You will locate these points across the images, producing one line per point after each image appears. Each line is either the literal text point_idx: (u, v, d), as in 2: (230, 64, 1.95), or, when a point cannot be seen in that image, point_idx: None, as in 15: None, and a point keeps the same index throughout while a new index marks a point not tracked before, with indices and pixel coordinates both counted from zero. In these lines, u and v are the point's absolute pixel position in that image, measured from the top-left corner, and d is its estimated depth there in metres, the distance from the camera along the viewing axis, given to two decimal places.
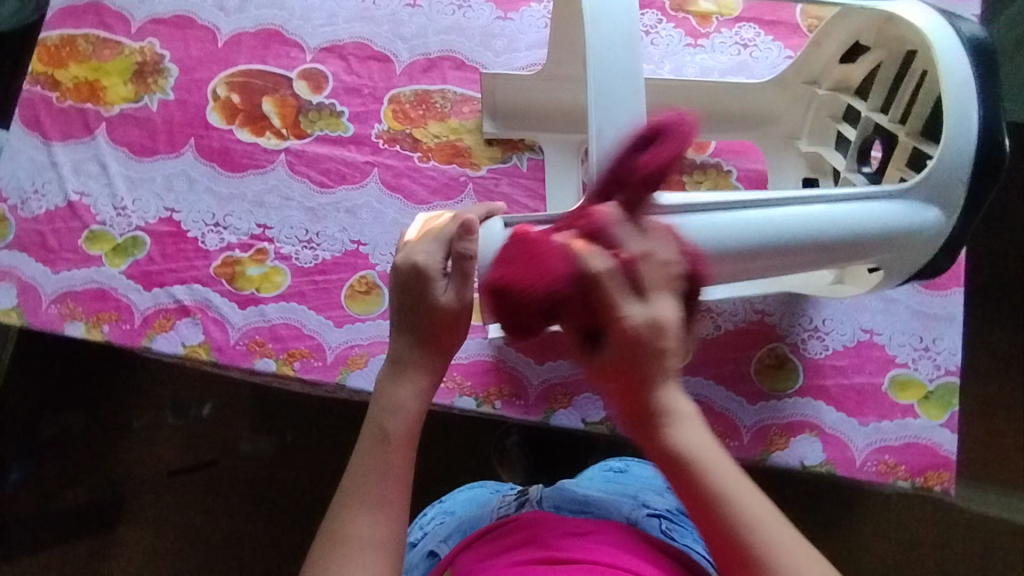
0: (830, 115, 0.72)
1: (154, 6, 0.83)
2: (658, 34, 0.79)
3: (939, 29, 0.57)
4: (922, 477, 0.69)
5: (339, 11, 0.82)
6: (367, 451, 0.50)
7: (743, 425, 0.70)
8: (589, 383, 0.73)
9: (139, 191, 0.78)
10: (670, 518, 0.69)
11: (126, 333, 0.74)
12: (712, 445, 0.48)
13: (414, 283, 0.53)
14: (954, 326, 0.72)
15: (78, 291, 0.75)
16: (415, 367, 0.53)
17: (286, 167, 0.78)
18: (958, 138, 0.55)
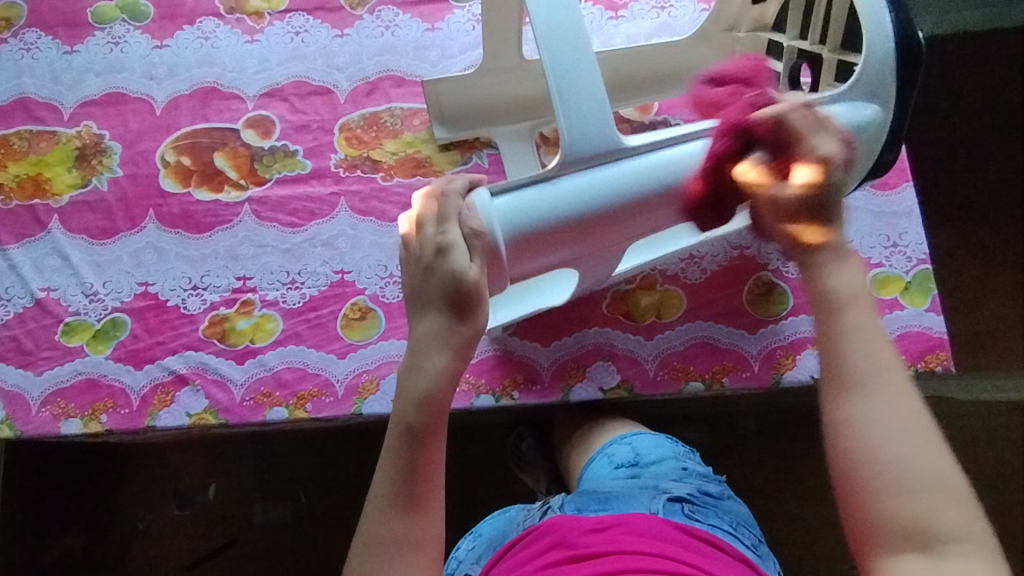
0: (755, 55, 0.76)
1: (82, 90, 0.82)
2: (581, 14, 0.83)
3: None
4: (923, 362, 0.73)
5: (271, 56, 0.83)
6: (394, 450, 0.52)
7: (750, 355, 0.73)
8: (597, 351, 0.74)
9: (108, 273, 0.76)
10: (692, 502, 0.70)
11: (126, 417, 0.72)
12: (863, 292, 0.53)
13: (431, 263, 0.53)
14: (914, 218, 0.77)
15: (67, 387, 0.73)
16: (438, 350, 0.53)
17: (253, 216, 0.78)
18: (878, 42, 0.58)
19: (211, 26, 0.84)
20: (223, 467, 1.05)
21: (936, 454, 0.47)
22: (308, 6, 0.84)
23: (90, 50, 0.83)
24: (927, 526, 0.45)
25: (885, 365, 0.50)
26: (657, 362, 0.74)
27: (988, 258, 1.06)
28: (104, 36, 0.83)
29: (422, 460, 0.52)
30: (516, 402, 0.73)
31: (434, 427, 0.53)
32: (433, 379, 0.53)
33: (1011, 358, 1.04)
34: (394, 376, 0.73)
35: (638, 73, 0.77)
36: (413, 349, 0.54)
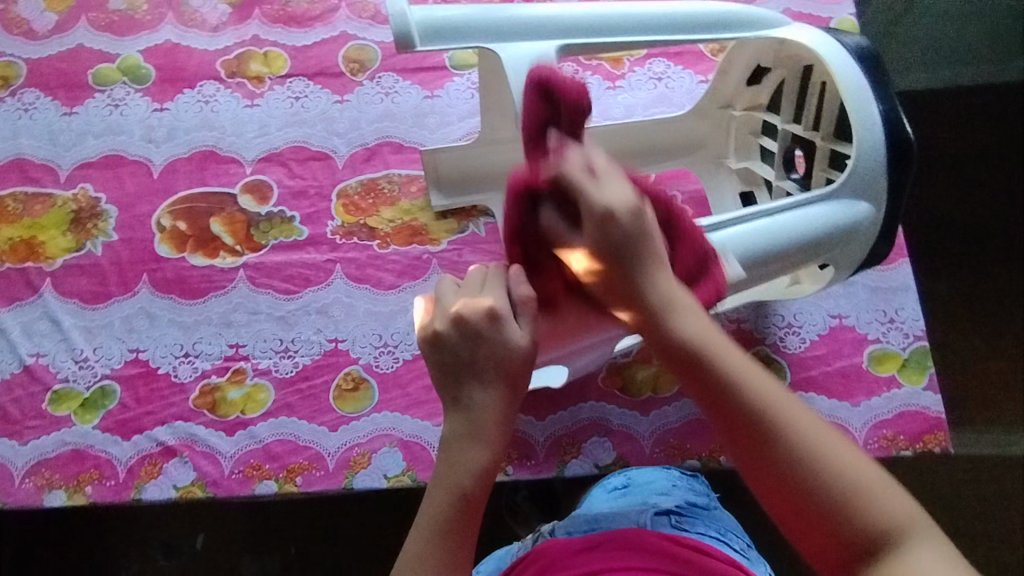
0: (750, 132, 0.76)
1: (80, 151, 0.82)
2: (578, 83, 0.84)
3: (829, 47, 0.62)
4: (922, 442, 0.72)
5: (270, 121, 0.83)
6: (435, 522, 0.48)
7: None
8: (593, 426, 0.74)
9: (99, 338, 0.76)
10: (679, 511, 0.63)
11: (112, 489, 0.71)
12: (719, 336, 0.48)
13: (484, 331, 0.51)
14: (910, 294, 0.77)
15: (53, 457, 0.72)
16: (495, 420, 0.51)
17: (247, 282, 0.77)
18: (871, 139, 0.60)
19: (212, 89, 0.84)
20: (209, 524, 1.02)
21: (864, 466, 0.43)
22: (308, 71, 0.85)
23: (90, 112, 0.83)
24: (868, 504, 0.42)
25: (757, 375, 0.46)
26: (652, 441, 0.74)
27: (997, 315, 1.00)
28: (105, 98, 0.84)
29: (468, 526, 0.49)
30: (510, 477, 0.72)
31: (482, 496, 0.50)
32: (488, 445, 0.50)
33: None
34: (386, 450, 0.72)
35: (635, 145, 0.78)
36: (465, 419, 0.51)
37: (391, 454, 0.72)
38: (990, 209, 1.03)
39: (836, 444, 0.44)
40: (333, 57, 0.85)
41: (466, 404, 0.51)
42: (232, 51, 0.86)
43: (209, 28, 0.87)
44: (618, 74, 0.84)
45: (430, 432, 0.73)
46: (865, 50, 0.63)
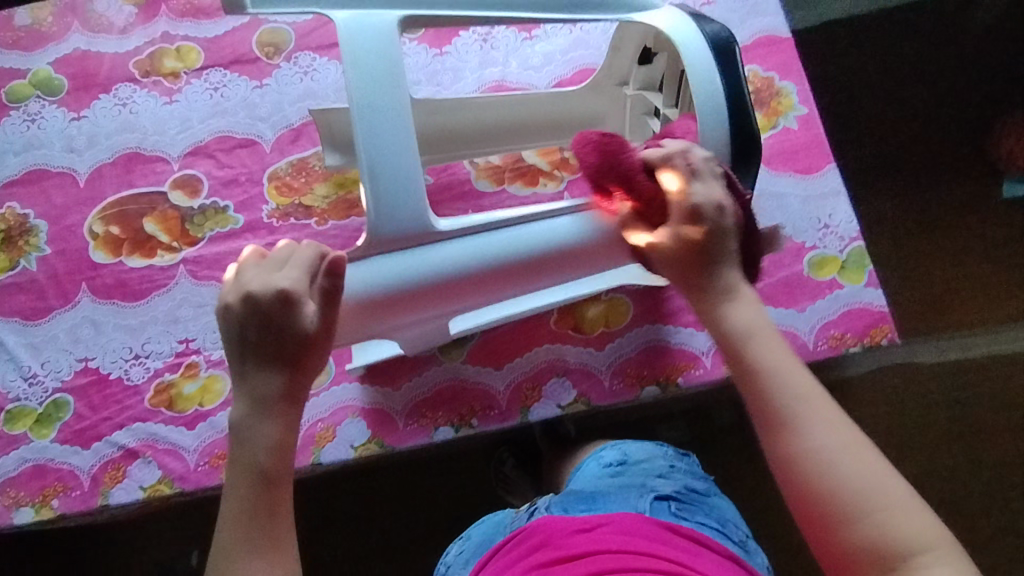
0: (644, 112, 0.94)
1: (10, 166, 0.92)
2: (441, 70, 1.04)
3: (685, 34, 0.78)
4: (868, 336, 0.91)
5: (190, 115, 0.94)
6: (245, 491, 0.64)
7: (701, 353, 0.94)
8: (558, 369, 0.95)
9: (44, 353, 0.86)
10: (679, 501, 0.80)
11: (76, 499, 0.82)
12: (809, 385, 0.66)
13: (273, 310, 0.64)
14: (841, 198, 0.97)
15: (15, 476, 0.83)
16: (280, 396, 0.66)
17: (190, 278, 0.89)
18: (711, 125, 0.76)
19: (127, 91, 0.95)
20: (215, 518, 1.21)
21: (893, 491, 0.61)
22: (223, 62, 0.95)
23: (8, 128, 0.93)
24: (864, 507, 0.61)
25: (813, 393, 0.66)
26: (559, 393, 0.94)
27: (957, 220, 1.31)
28: (21, 113, 0.94)
29: (265, 500, 0.65)
30: (453, 430, 0.90)
31: (282, 471, 0.66)
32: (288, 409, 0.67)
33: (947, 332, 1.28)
34: None
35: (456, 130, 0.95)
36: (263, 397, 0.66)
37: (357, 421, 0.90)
38: (899, 135, 1.33)
39: (888, 483, 0.61)
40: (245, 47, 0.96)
41: (257, 380, 0.66)
42: (135, 53, 0.96)
43: (119, 31, 0.97)
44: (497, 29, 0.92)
45: (386, 399, 0.92)
46: (725, 40, 0.79)
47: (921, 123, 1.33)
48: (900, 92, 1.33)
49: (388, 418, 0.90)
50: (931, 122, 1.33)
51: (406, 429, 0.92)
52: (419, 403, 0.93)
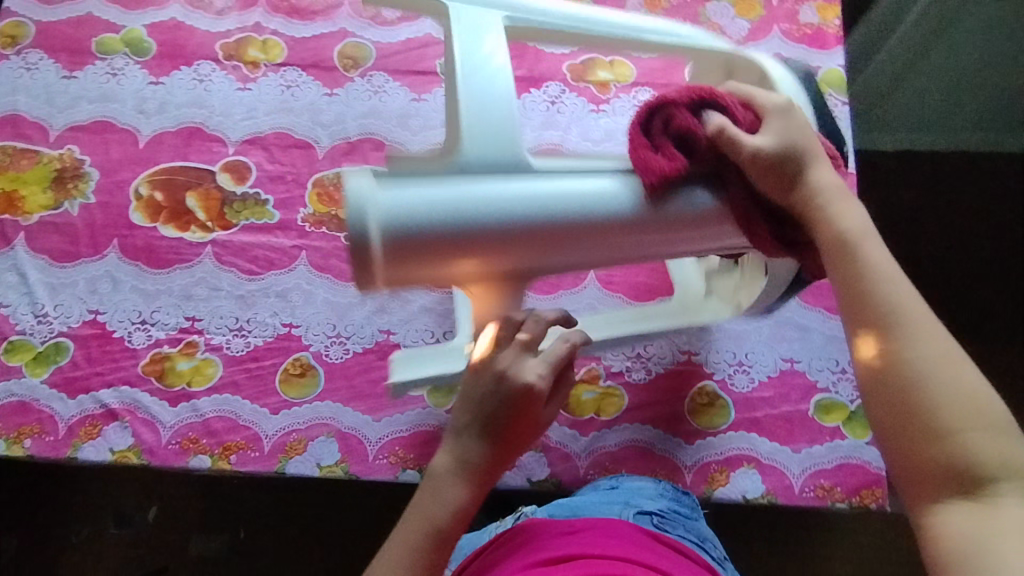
0: None
1: (161, 120, 0.85)
2: (563, 103, 0.85)
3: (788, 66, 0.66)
4: (858, 497, 0.70)
5: (386, 93, 0.86)
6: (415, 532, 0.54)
7: (791, 472, 0.71)
8: (795, 472, 0.71)
9: (158, 302, 0.78)
10: (661, 514, 0.64)
11: (50, 445, 0.73)
12: None
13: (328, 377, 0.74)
14: None
15: (91, 414, 0.74)
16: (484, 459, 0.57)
17: (309, 264, 0.79)
18: None
19: (295, 75, 0.86)
20: (212, 510, 0.96)
21: None
22: (389, 67, 0.87)
23: (174, 83, 0.86)
24: None
25: None
26: (693, 473, 0.71)
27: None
28: (191, 72, 0.87)
29: (430, 560, 0.54)
30: (560, 488, 0.71)
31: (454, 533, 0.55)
32: (473, 475, 0.57)
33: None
34: (531, 455, 0.72)
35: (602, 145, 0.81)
36: (461, 459, 0.57)
37: (537, 458, 0.72)
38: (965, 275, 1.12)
39: None
40: (431, 61, 0.88)
41: (462, 441, 0.58)
42: (323, 39, 0.88)
43: (304, 17, 0.89)
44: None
45: None
46: None
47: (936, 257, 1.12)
48: (922, 217, 1.13)
49: None
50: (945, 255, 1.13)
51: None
52: None
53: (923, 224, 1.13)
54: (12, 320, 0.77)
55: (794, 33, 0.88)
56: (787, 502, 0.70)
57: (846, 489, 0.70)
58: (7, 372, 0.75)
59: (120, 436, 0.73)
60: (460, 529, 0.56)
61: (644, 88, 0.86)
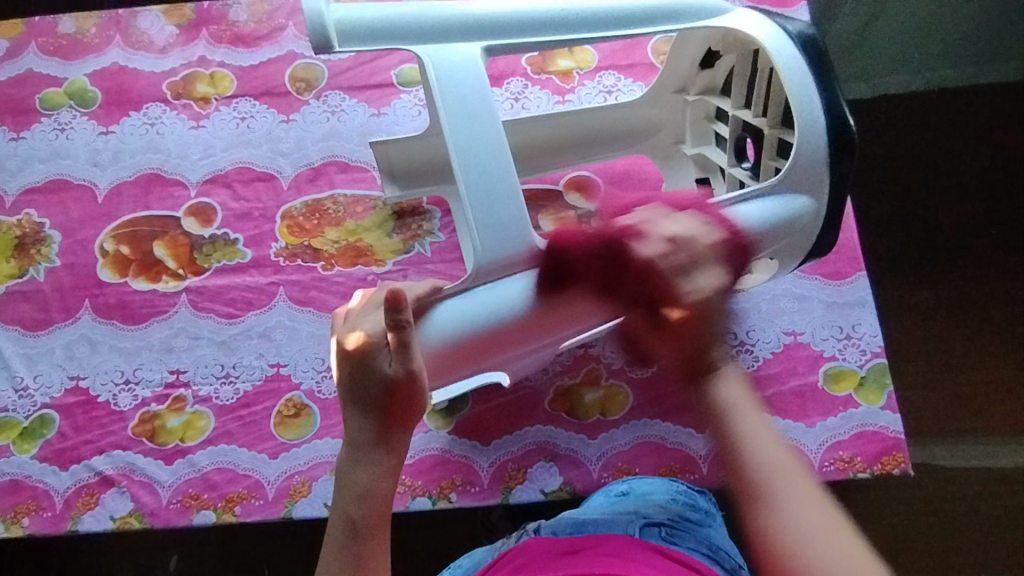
0: (705, 116, 0.77)
1: (117, 171, 0.82)
2: (527, 98, 0.82)
3: (771, 36, 0.62)
4: (880, 464, 0.68)
5: (344, 112, 0.83)
6: (334, 542, 0.49)
7: (809, 449, 0.69)
8: (812, 448, 0.69)
9: (139, 359, 0.75)
10: (671, 523, 0.59)
11: (49, 521, 0.71)
12: None
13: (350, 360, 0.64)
14: (868, 309, 0.74)
15: (86, 484, 0.71)
16: (372, 446, 0.51)
17: (288, 300, 0.77)
18: None
19: (249, 106, 0.83)
20: (235, 556, 0.93)
21: None
22: (343, 84, 0.84)
23: (125, 131, 0.83)
24: None
25: None
26: (709, 463, 0.70)
27: (984, 315, 0.97)
28: (140, 117, 0.84)
29: (366, 555, 0.49)
30: (574, 495, 0.69)
31: (379, 522, 0.50)
32: (380, 462, 0.51)
33: (985, 428, 0.94)
34: (541, 465, 0.70)
35: (570, 136, 0.78)
36: (347, 447, 0.52)
37: (547, 468, 0.70)
38: (990, 219, 1.00)
39: None
40: (386, 72, 0.85)
41: (348, 430, 0.52)
42: (272, 65, 0.85)
43: (249, 44, 0.86)
44: (659, 69, 0.83)
45: (480, 453, 0.70)
46: None
47: (955, 202, 1.00)
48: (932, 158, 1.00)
49: (480, 470, 0.70)
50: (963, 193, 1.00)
51: (483, 486, 0.69)
52: (506, 462, 0.70)
53: (934, 165, 1.00)
54: None
55: None
56: None
57: (866, 459, 0.68)
58: None
59: (119, 502, 0.71)
60: (382, 516, 0.50)
61: (608, 71, 0.83)
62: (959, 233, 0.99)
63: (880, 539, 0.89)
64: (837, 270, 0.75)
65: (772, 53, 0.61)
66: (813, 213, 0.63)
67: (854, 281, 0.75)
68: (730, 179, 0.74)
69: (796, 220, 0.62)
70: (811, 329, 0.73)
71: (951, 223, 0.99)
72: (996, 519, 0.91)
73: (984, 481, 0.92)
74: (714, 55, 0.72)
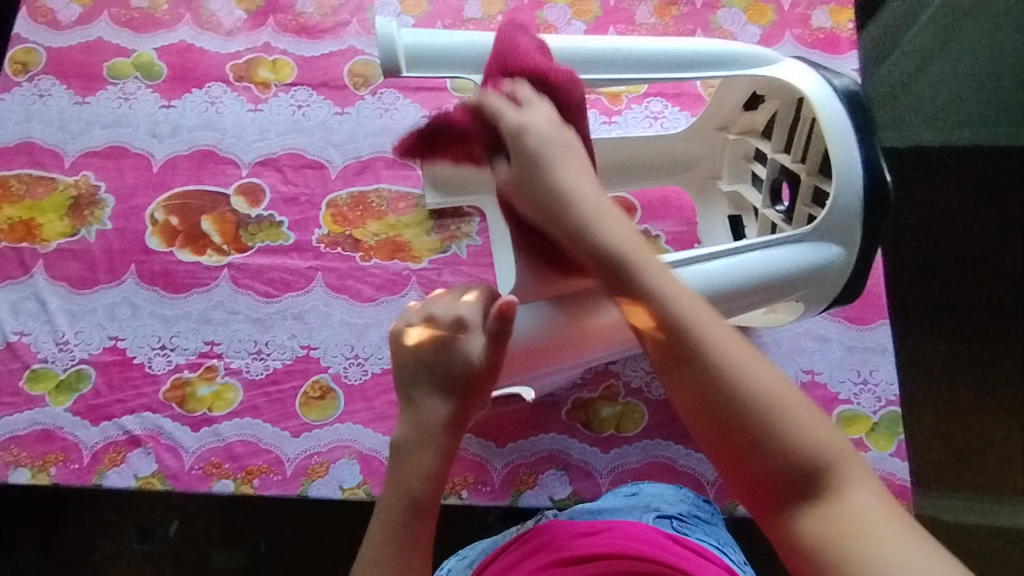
0: (744, 156, 0.79)
1: (174, 144, 0.85)
2: None
3: (817, 89, 0.65)
4: None
5: (396, 111, 0.86)
6: (391, 519, 0.53)
7: None
8: None
9: (177, 327, 0.78)
10: (681, 518, 0.64)
11: (75, 472, 0.73)
12: None
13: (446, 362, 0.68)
14: (888, 357, 0.75)
15: (114, 442, 0.74)
16: (442, 429, 0.56)
17: (325, 286, 0.79)
18: None
19: (306, 95, 0.86)
20: (242, 525, 0.96)
21: None
22: (398, 84, 0.87)
23: (186, 107, 0.86)
24: None
25: None
26: (717, 489, 0.72)
27: (997, 376, 0.98)
28: (202, 95, 0.87)
29: (417, 530, 0.53)
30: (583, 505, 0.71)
31: (433, 501, 0.54)
32: (435, 448, 0.56)
33: (990, 487, 0.95)
34: (552, 471, 0.72)
35: (612, 158, 0.81)
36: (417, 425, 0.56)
37: (557, 475, 0.72)
38: (1012, 281, 1.01)
39: None
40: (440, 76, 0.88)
41: (420, 407, 0.57)
42: (333, 58, 0.88)
43: (313, 35, 0.89)
44: (705, 100, 0.85)
45: (495, 454, 0.72)
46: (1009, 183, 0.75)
47: (979, 261, 1.01)
48: (958, 215, 1.02)
49: (492, 471, 0.72)
50: (987, 253, 1.01)
51: (494, 486, 0.71)
52: (518, 466, 0.72)
53: (960, 224, 1.02)
54: (34, 349, 0.77)
55: (806, 38, 0.88)
56: None
57: None
58: (30, 401, 0.76)
59: (143, 463, 0.73)
60: (437, 494, 0.55)
61: (656, 98, 0.86)
62: (981, 292, 1.00)
63: None
64: (860, 316, 0.77)
65: (816, 104, 0.64)
66: (843, 260, 0.65)
67: (876, 328, 0.76)
68: (763, 220, 0.76)
69: (823, 267, 0.64)
70: (829, 370, 0.75)
71: (974, 282, 1.01)
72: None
73: (982, 537, 0.93)
74: (758, 99, 0.74)
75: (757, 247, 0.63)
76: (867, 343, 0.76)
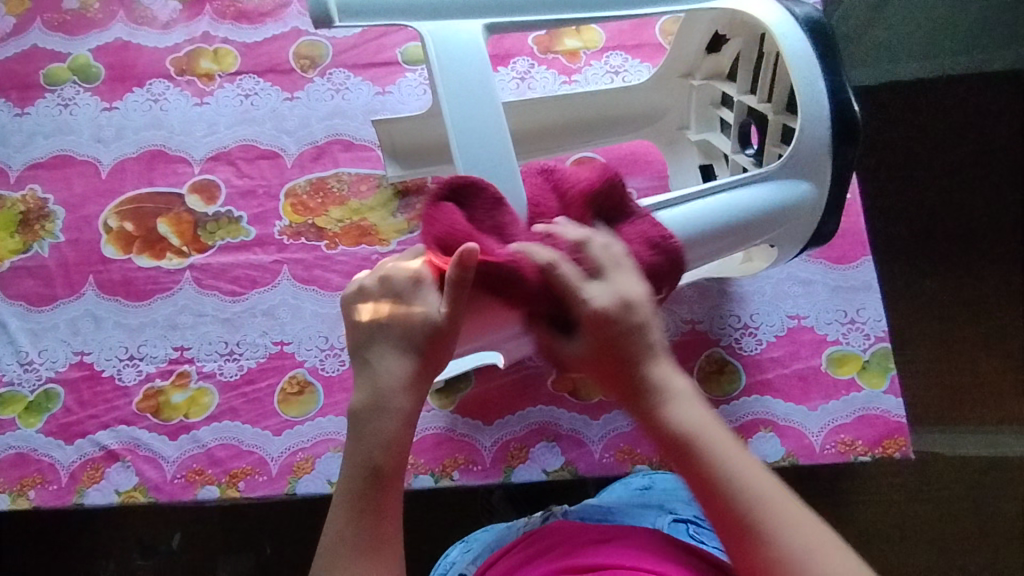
0: (711, 103, 0.76)
1: (120, 146, 0.82)
2: (533, 77, 0.81)
3: (780, 20, 0.61)
4: (881, 447, 0.69)
5: (347, 91, 0.83)
6: (351, 501, 0.50)
7: (810, 433, 0.69)
8: (811, 431, 0.69)
9: (144, 335, 0.76)
10: (698, 522, 0.60)
11: (55, 493, 0.71)
12: None
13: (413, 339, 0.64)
14: (873, 294, 0.73)
15: (91, 459, 0.72)
16: (402, 388, 0.52)
17: (292, 278, 0.77)
18: None
19: (252, 83, 0.83)
20: (241, 531, 0.94)
21: None
22: (348, 62, 0.84)
23: (128, 107, 0.83)
24: None
25: None
26: None
27: (987, 305, 0.97)
28: (144, 93, 0.83)
29: (383, 505, 0.50)
30: (577, 475, 0.70)
31: (396, 474, 0.50)
32: (397, 411, 0.52)
33: (987, 416, 0.94)
34: (543, 445, 0.70)
35: (575, 117, 0.78)
36: (375, 386, 0.52)
37: (549, 448, 0.70)
38: (995, 207, 0.99)
39: None
40: (390, 50, 0.84)
41: (377, 367, 0.52)
42: (276, 42, 0.84)
43: (253, 20, 0.85)
44: (666, 49, 0.82)
45: (483, 433, 0.71)
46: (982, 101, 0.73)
47: (961, 191, 0.99)
48: (936, 144, 1.00)
49: (482, 450, 0.70)
50: (968, 181, 0.99)
51: (485, 464, 0.70)
52: (508, 441, 0.70)
53: (937, 154, 0.99)
54: None
55: None
56: (809, 461, 0.68)
57: (868, 442, 0.69)
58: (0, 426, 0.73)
59: (124, 477, 0.71)
60: (401, 467, 0.51)
61: (615, 51, 0.83)
62: (964, 220, 0.99)
63: (875, 521, 0.90)
64: (842, 254, 0.75)
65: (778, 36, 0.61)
66: (815, 199, 0.63)
67: (859, 265, 0.74)
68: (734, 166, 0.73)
69: (795, 207, 0.62)
70: (815, 313, 0.73)
71: (956, 210, 0.99)
72: (995, 505, 0.91)
73: (983, 467, 0.92)
74: (720, 40, 0.71)
75: (714, 190, 0.60)
76: (851, 281, 0.74)
